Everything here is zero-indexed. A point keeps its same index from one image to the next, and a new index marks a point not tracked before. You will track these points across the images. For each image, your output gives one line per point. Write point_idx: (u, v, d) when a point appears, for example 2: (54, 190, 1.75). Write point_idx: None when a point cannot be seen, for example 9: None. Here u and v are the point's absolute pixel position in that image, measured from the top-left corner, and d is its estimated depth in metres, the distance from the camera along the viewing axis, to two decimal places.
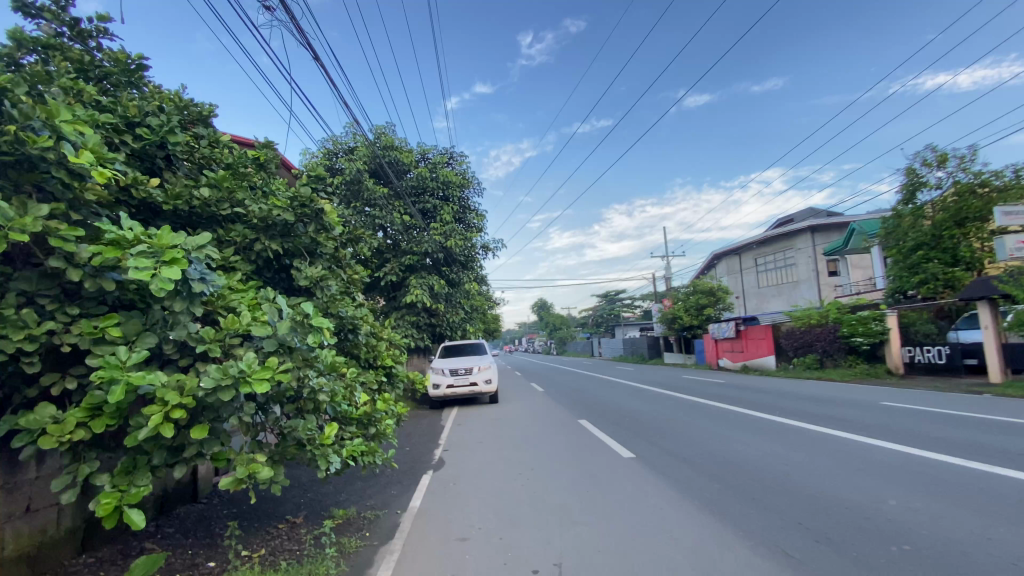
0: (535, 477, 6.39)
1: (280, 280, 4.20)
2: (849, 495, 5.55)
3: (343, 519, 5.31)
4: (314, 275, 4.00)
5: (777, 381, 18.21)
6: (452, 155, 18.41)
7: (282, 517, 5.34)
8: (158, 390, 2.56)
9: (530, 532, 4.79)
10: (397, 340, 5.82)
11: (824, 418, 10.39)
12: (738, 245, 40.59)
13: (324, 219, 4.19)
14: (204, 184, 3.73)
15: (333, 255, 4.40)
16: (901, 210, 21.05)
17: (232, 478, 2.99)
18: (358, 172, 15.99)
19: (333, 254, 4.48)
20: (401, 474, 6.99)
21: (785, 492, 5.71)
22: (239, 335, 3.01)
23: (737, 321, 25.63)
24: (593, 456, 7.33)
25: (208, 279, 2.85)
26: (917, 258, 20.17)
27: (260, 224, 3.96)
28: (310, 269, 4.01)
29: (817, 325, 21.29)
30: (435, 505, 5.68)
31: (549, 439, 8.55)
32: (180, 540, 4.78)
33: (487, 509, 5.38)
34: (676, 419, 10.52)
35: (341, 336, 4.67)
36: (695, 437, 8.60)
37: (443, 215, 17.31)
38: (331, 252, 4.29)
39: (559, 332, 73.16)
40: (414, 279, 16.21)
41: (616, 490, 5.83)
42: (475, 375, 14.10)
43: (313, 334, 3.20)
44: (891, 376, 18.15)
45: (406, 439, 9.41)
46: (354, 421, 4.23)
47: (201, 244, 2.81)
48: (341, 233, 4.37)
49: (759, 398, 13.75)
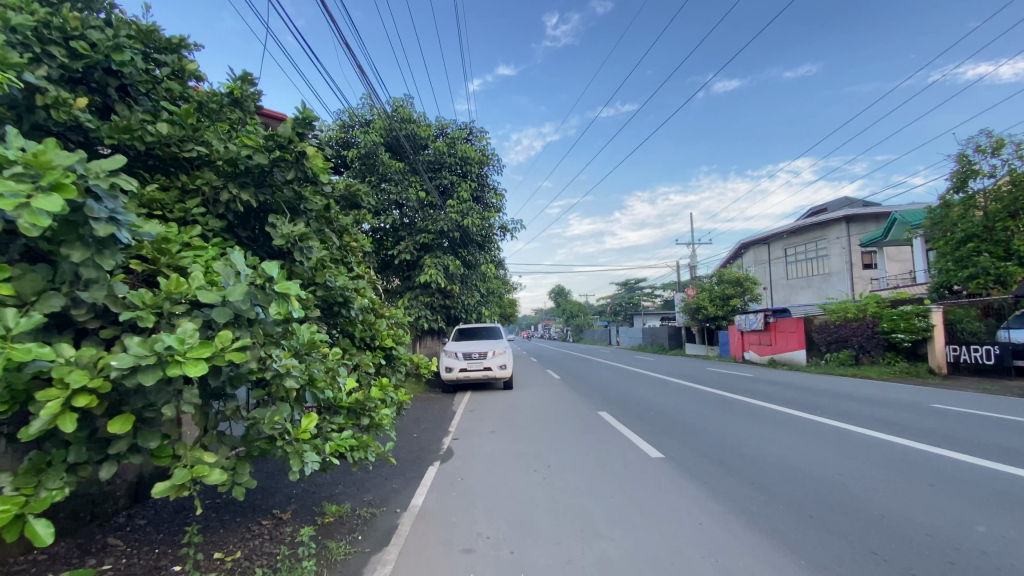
0: (553, 478, 5.70)
1: (258, 240, 3.52)
2: (924, 517, 4.65)
3: (335, 517, 4.70)
4: (293, 233, 3.26)
5: (809, 377, 17.18)
6: (471, 131, 17.59)
7: (268, 511, 4.77)
8: (55, 368, 1.92)
9: (546, 546, 4.09)
10: (400, 319, 5.14)
11: (870, 420, 9.42)
12: (767, 234, 39.03)
13: (307, 165, 3.43)
14: (162, 119, 3.14)
15: (321, 213, 3.68)
16: (951, 199, 19.55)
17: (171, 483, 2.35)
18: (374, 145, 15.34)
19: (322, 213, 3.77)
20: (405, 466, 6.39)
21: (847, 509, 4.86)
22: (185, 302, 2.36)
23: (766, 313, 24.47)
24: (617, 454, 6.60)
25: (128, 222, 2.22)
26: (966, 251, 18.72)
27: (228, 169, 3.28)
28: (288, 225, 3.29)
29: (853, 319, 20.04)
30: (438, 505, 5.04)
31: (568, 432, 7.85)
32: (149, 535, 4.26)
33: (497, 515, 4.70)
34: (706, 415, 9.69)
35: (334, 310, 3.99)
36: (729, 436, 7.77)
37: (460, 193, 16.56)
38: (318, 209, 3.57)
39: (577, 320, 72.29)
40: (428, 258, 15.54)
41: (645, 497, 5.08)
42: (489, 360, 13.44)
43: (277, 304, 2.51)
44: (933, 375, 16.93)
45: (413, 426, 8.81)
46: (343, 410, 3.56)
47: (114, 172, 2.16)
48: (330, 186, 3.64)
49: (792, 395, 12.77)
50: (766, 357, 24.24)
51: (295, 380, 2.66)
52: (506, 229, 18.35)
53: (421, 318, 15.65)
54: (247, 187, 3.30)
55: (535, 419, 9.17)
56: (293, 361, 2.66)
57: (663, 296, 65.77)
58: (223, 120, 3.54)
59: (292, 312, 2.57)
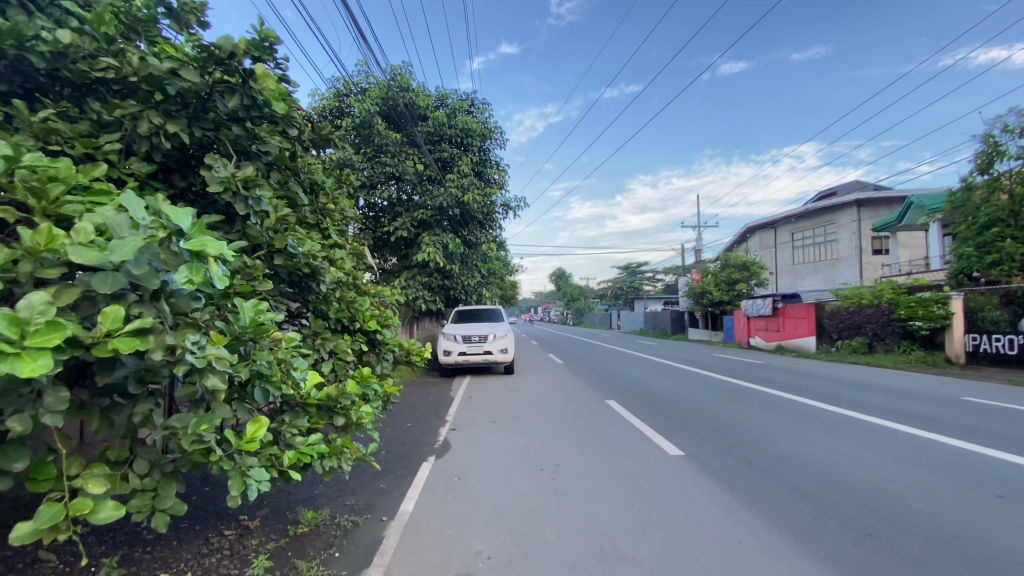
0: (563, 484, 5.01)
1: (198, 192, 2.76)
2: (1003, 534, 3.91)
3: (310, 527, 4.03)
4: (236, 177, 2.49)
5: (821, 365, 16.49)
6: (473, 102, 16.63)
7: (234, 517, 4.10)
8: None
9: (560, 571, 3.41)
10: (388, 296, 4.41)
11: (902, 414, 8.69)
12: (775, 218, 38.14)
13: (257, 91, 2.65)
14: (64, 26, 2.46)
15: (279, 158, 2.93)
16: (974, 182, 18.64)
17: (36, 522, 1.66)
18: (370, 114, 14.46)
19: (282, 160, 3.01)
20: (395, 463, 5.71)
21: (909, 521, 4.15)
22: (61, 264, 1.65)
23: (775, 298, 23.73)
24: (631, 452, 5.91)
25: None
26: (990, 236, 17.82)
27: (151, 94, 2.50)
28: (229, 167, 2.52)
29: (868, 305, 19.26)
30: (432, 514, 4.35)
31: (576, 424, 7.17)
32: (87, 547, 3.61)
33: (500, 531, 4.03)
34: (721, 402, 8.99)
35: (300, 283, 3.26)
36: (750, 427, 7.09)
37: (461, 167, 15.70)
38: (274, 151, 2.80)
39: (578, 303, 71.51)
40: (427, 235, 14.71)
41: (670, 508, 4.40)
42: (490, 344, 12.76)
43: (189, 268, 1.75)
44: (951, 365, 16.22)
45: (407, 415, 8.13)
46: (312, 408, 2.88)
47: None
48: (287, 120, 2.86)
49: (807, 384, 12.06)
50: (774, 344, 23.55)
51: (220, 379, 1.87)
52: (509, 207, 17.51)
53: (419, 299, 14.89)
54: (175, 117, 2.52)
55: (539, 408, 8.48)
56: (221, 351, 1.87)
57: (666, 280, 64.95)
58: (153, 32, 2.74)
59: (214, 282, 1.82)
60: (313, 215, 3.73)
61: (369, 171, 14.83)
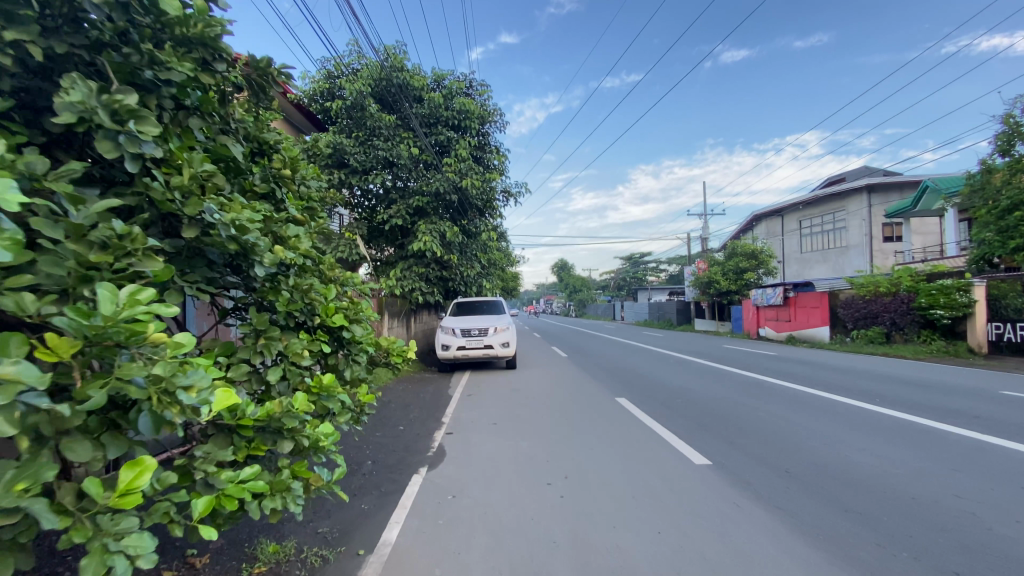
0: (575, 504, 4.29)
1: (75, 135, 2.06)
2: None
3: (271, 564, 3.31)
4: (95, 103, 1.73)
5: (839, 357, 15.70)
6: (471, 83, 15.79)
7: (180, 552, 3.37)
8: None
9: None
10: (363, 288, 3.66)
11: (940, 409, 7.94)
12: (782, 205, 37.21)
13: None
14: None
15: (195, 100, 2.34)
16: (995, 163, 17.73)
17: None
18: (362, 95, 13.66)
19: (197, 102, 2.36)
20: (380, 476, 4.99)
21: (997, 552, 3.44)
22: None
23: (786, 287, 22.87)
24: (651, 462, 5.18)
25: None
26: (1014, 221, 16.74)
27: None
28: (89, 91, 1.75)
29: (885, 293, 18.42)
30: (421, 544, 3.65)
31: (585, 428, 6.45)
32: None
33: (501, 568, 3.32)
34: (741, 399, 8.25)
35: (237, 267, 2.54)
36: (781, 429, 6.33)
37: (459, 150, 14.89)
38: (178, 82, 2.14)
39: (580, 294, 70.89)
40: (423, 223, 13.90)
41: (705, 537, 3.69)
42: (491, 338, 12.02)
43: None
44: (974, 356, 15.42)
45: (400, 417, 7.38)
46: (246, 433, 2.20)
47: None
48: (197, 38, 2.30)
49: (828, 376, 11.28)
50: (785, 334, 22.76)
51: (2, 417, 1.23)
52: (510, 194, 16.68)
53: (415, 291, 13.94)
54: (18, 21, 1.83)
55: (544, 408, 7.75)
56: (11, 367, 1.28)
57: (669, 271, 64.21)
58: None
59: None
60: (259, 183, 2.99)
61: (363, 157, 14.07)
